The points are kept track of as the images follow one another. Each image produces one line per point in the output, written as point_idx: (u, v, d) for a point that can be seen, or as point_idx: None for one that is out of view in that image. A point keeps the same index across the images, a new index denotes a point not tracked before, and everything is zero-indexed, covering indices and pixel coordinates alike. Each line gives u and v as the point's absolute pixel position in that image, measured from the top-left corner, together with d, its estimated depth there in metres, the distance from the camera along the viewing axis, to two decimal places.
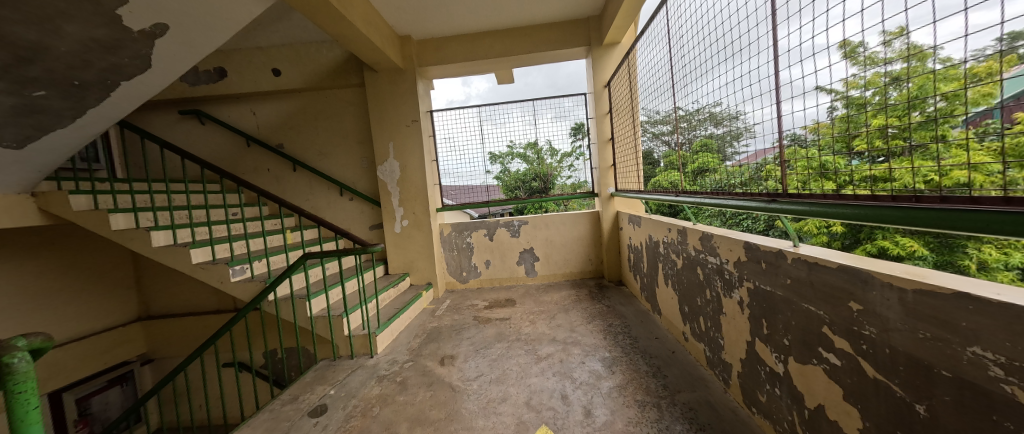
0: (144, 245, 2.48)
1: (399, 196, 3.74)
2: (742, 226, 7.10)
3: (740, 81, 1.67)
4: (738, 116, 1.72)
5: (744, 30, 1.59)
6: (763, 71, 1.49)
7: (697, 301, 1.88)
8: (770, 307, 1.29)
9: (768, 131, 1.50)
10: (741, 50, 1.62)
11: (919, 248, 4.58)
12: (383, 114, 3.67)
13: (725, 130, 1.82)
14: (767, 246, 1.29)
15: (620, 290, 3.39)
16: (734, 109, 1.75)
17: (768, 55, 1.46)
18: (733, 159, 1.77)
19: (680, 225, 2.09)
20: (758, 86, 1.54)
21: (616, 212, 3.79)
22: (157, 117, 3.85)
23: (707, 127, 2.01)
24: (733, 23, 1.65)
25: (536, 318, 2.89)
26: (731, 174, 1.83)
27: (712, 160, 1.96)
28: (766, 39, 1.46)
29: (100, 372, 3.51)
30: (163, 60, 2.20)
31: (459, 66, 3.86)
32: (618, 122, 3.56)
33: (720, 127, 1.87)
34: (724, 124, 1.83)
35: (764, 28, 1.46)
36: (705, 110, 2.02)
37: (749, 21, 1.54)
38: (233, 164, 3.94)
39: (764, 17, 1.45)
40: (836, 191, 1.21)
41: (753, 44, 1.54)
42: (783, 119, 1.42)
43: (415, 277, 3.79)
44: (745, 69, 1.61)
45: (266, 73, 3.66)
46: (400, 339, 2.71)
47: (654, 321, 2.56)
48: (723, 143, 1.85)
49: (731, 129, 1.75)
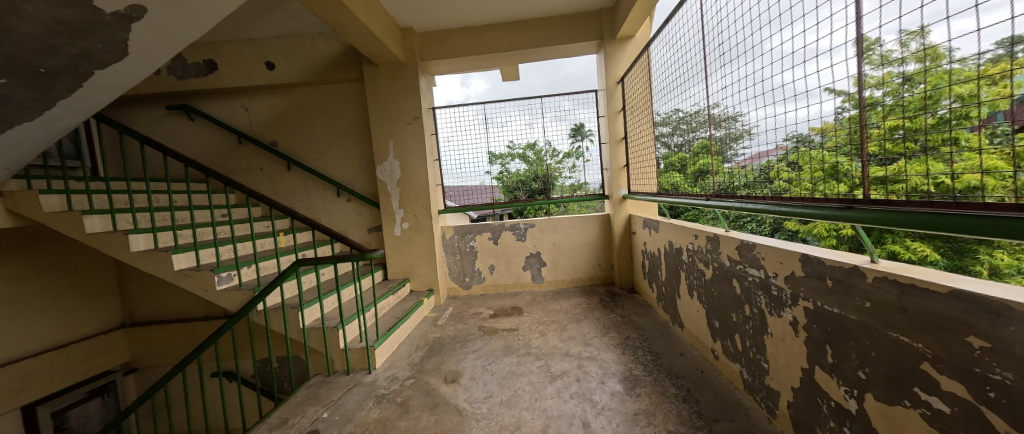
0: (121, 250, 2.28)
1: (399, 197, 3.54)
2: (746, 230, 7.00)
3: (756, 86, 1.66)
4: (736, 118, 1.89)
5: (765, 34, 1.57)
6: (778, 78, 1.49)
7: (732, 317, 1.70)
8: (839, 333, 1.10)
9: (763, 135, 1.63)
10: (760, 55, 1.61)
11: (930, 254, 4.53)
12: (383, 111, 3.47)
13: (723, 132, 2.01)
14: (835, 261, 1.11)
15: (633, 298, 3.20)
16: (732, 111, 1.92)
17: (786, 63, 1.43)
18: (731, 161, 1.97)
19: (710, 232, 1.90)
20: (754, 89, 1.67)
21: (628, 216, 3.59)
22: (143, 112, 3.64)
23: (706, 129, 2.21)
24: (756, 27, 1.63)
25: (546, 329, 2.69)
26: (732, 175, 1.97)
27: (713, 161, 2.16)
28: (785, 46, 1.43)
29: (79, 383, 3.30)
30: (140, 47, 1.98)
31: (463, 61, 3.66)
32: (631, 120, 3.38)
33: (719, 129, 2.05)
34: (723, 127, 2.01)
35: (786, 34, 1.43)
36: (704, 112, 2.22)
37: (775, 24, 1.50)
38: (224, 163, 3.73)
39: (791, 20, 1.40)
40: (847, 195, 1.25)
41: (772, 51, 1.52)
42: (788, 126, 1.44)
43: (415, 283, 3.59)
44: (759, 76, 1.61)
45: (258, 66, 3.46)
46: (401, 351, 2.52)
47: (676, 334, 2.37)
48: (723, 145, 2.03)
49: (730, 130, 1.93)
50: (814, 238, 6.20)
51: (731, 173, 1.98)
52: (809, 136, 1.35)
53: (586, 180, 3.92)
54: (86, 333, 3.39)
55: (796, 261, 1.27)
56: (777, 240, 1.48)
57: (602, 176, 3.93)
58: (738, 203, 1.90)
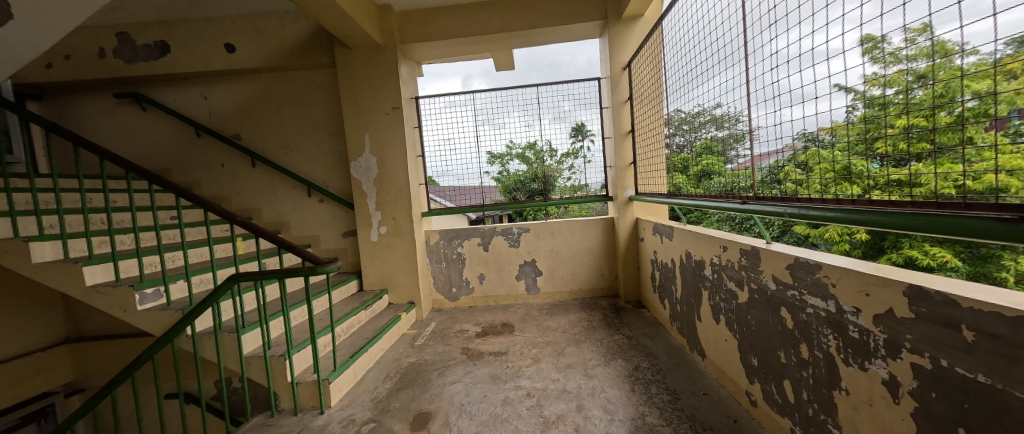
0: (22, 262, 1.88)
1: (376, 197, 3.14)
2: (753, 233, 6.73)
3: (750, 85, 1.59)
4: (739, 118, 1.69)
5: (750, 36, 1.55)
6: (767, 78, 1.45)
7: (780, 357, 1.29)
8: (993, 419, 0.68)
9: (766, 135, 1.49)
10: (746, 57, 1.59)
11: (951, 259, 4.53)
12: (358, 100, 3.07)
13: (726, 132, 1.79)
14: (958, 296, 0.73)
15: (640, 315, 2.80)
16: (735, 112, 1.73)
17: (775, 61, 1.38)
18: (734, 162, 1.72)
19: (748, 244, 1.48)
20: (747, 88, 1.61)
21: (634, 219, 3.14)
22: (90, 101, 3.26)
23: (710, 129, 1.97)
24: (744, 27, 1.58)
25: (539, 354, 2.28)
26: (735, 178, 1.74)
27: (716, 163, 1.87)
28: (773, 45, 1.38)
29: (11, 408, 2.90)
30: (31, 11, 1.57)
31: (450, 45, 3.26)
32: (639, 110, 2.97)
33: (720, 129, 1.85)
34: (725, 127, 1.79)
35: (771, 33, 1.39)
36: (706, 112, 1.98)
37: (761, 23, 1.46)
38: (183, 159, 3.33)
39: (774, 20, 1.37)
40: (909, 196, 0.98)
41: (761, 49, 1.47)
42: (794, 123, 1.30)
43: (394, 295, 3.19)
44: (749, 76, 1.58)
45: (218, 49, 3.06)
46: (366, 382, 2.11)
47: (696, 364, 1.95)
48: (725, 146, 1.80)
49: (733, 132, 1.72)
50: (827, 242, 5.88)
51: (732, 175, 1.76)
52: (820, 136, 1.19)
53: (586, 180, 3.49)
54: (20, 351, 2.98)
55: (901, 297, 0.84)
56: (849, 259, 1.07)
57: (605, 176, 3.52)
58: (794, 206, 1.31)
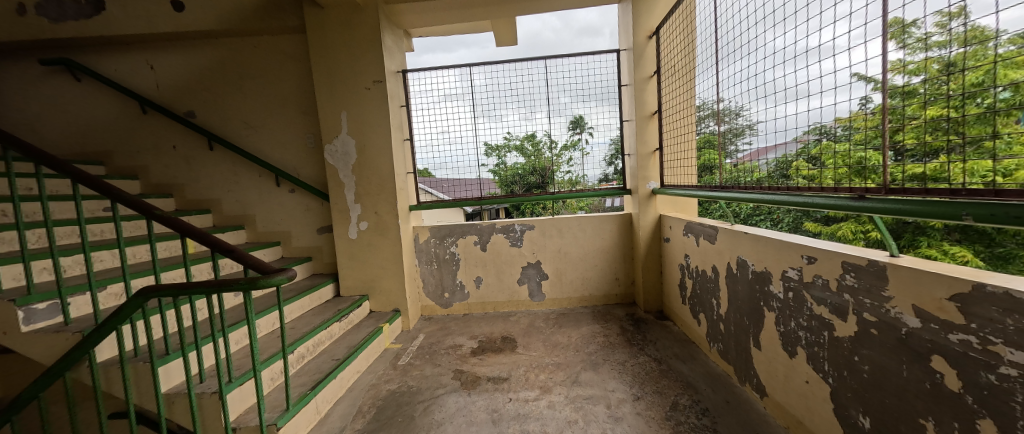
0: None
1: (355, 187, 2.67)
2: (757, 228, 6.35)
3: (750, 81, 1.61)
4: (739, 112, 1.72)
5: (756, 33, 1.55)
6: (768, 74, 1.47)
7: (924, 428, 0.88)
8: None
9: (770, 130, 1.48)
10: (750, 52, 1.59)
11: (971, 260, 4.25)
12: (333, 72, 2.58)
13: (726, 127, 1.85)
14: None
15: (665, 328, 2.40)
16: (735, 104, 1.76)
17: (778, 58, 1.41)
18: (734, 156, 1.79)
19: (877, 256, 1.00)
20: (749, 85, 1.62)
21: (657, 216, 2.70)
22: (12, 68, 2.71)
23: (709, 123, 2.04)
24: (751, 22, 1.57)
25: (550, 382, 1.86)
26: (737, 173, 1.78)
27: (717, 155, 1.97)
28: (776, 42, 1.41)
29: None
30: None
31: (442, 7, 2.75)
32: (671, 85, 2.48)
33: (720, 123, 1.89)
34: (725, 121, 1.84)
35: (779, 30, 1.39)
36: (707, 106, 2.05)
37: (766, 22, 1.48)
38: (127, 140, 2.82)
39: (780, 19, 1.38)
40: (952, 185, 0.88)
41: (765, 47, 1.48)
42: (800, 115, 1.30)
43: (377, 302, 2.74)
44: (749, 72, 1.60)
45: (163, 7, 2.54)
46: (331, 421, 1.67)
47: (752, 403, 1.54)
48: (725, 139, 1.86)
49: (733, 126, 1.76)
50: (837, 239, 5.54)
51: (732, 169, 1.82)
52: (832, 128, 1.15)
53: (585, 173, 3.05)
54: None
55: None
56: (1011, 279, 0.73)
57: (613, 166, 3.11)
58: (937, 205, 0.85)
